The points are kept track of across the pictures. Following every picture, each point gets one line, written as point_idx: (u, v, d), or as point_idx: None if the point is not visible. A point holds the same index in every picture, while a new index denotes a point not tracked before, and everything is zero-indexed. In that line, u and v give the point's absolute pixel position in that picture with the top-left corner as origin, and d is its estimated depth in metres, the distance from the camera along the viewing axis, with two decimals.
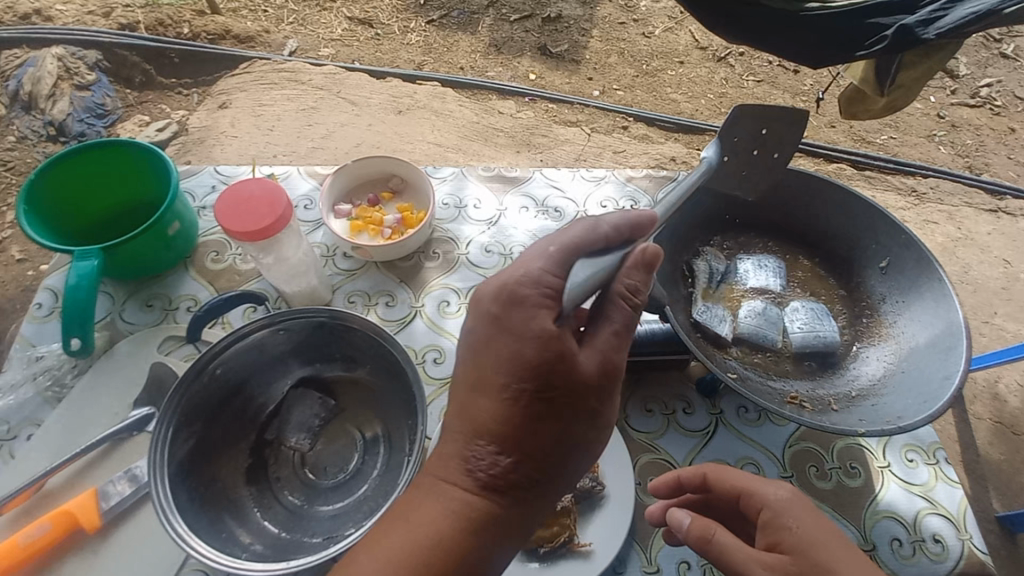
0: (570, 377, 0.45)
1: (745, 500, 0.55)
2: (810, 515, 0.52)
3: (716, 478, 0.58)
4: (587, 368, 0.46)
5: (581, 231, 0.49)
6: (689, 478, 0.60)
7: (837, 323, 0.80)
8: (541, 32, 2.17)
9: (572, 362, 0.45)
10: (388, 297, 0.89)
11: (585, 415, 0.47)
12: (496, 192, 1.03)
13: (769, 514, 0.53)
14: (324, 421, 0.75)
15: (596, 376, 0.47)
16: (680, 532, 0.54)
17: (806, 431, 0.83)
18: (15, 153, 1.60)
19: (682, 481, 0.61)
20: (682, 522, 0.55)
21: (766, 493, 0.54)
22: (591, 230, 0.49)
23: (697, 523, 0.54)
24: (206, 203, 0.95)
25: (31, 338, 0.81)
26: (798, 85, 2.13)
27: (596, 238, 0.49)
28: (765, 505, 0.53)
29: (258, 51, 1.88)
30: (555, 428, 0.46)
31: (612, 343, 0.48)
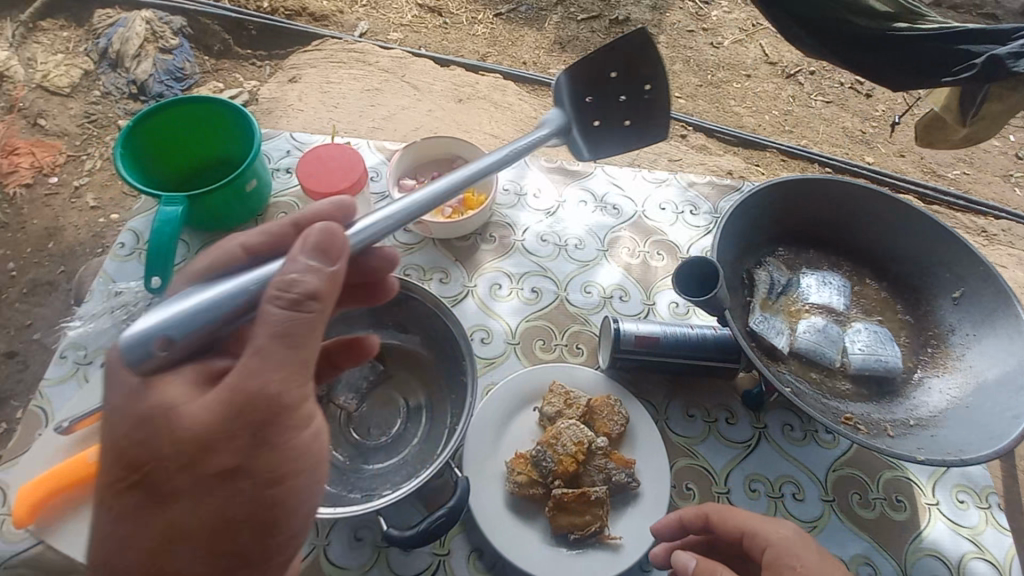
0: (165, 452, 0.40)
1: (748, 541, 0.59)
2: (812, 554, 0.56)
3: (717, 518, 0.61)
4: (194, 415, 0.40)
5: (211, 256, 0.48)
6: (688, 517, 0.63)
7: (899, 347, 0.80)
8: (607, 33, 2.16)
9: (164, 438, 0.40)
10: (442, 274, 0.91)
11: (231, 458, 0.41)
12: (557, 183, 1.03)
13: (772, 553, 0.56)
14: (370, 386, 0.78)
15: (223, 420, 0.40)
16: (686, 573, 0.58)
17: (853, 457, 0.80)
18: (99, 107, 1.67)
19: (682, 521, 0.64)
20: (687, 564, 0.58)
21: (768, 533, 0.58)
22: (229, 250, 0.49)
23: (703, 566, 0.57)
24: (280, 166, 0.99)
25: (112, 274, 0.86)
26: (870, 109, 2.05)
27: (228, 255, 0.49)
28: (768, 545, 0.57)
29: (331, 30, 1.94)
30: (185, 516, 0.41)
31: (251, 368, 0.40)
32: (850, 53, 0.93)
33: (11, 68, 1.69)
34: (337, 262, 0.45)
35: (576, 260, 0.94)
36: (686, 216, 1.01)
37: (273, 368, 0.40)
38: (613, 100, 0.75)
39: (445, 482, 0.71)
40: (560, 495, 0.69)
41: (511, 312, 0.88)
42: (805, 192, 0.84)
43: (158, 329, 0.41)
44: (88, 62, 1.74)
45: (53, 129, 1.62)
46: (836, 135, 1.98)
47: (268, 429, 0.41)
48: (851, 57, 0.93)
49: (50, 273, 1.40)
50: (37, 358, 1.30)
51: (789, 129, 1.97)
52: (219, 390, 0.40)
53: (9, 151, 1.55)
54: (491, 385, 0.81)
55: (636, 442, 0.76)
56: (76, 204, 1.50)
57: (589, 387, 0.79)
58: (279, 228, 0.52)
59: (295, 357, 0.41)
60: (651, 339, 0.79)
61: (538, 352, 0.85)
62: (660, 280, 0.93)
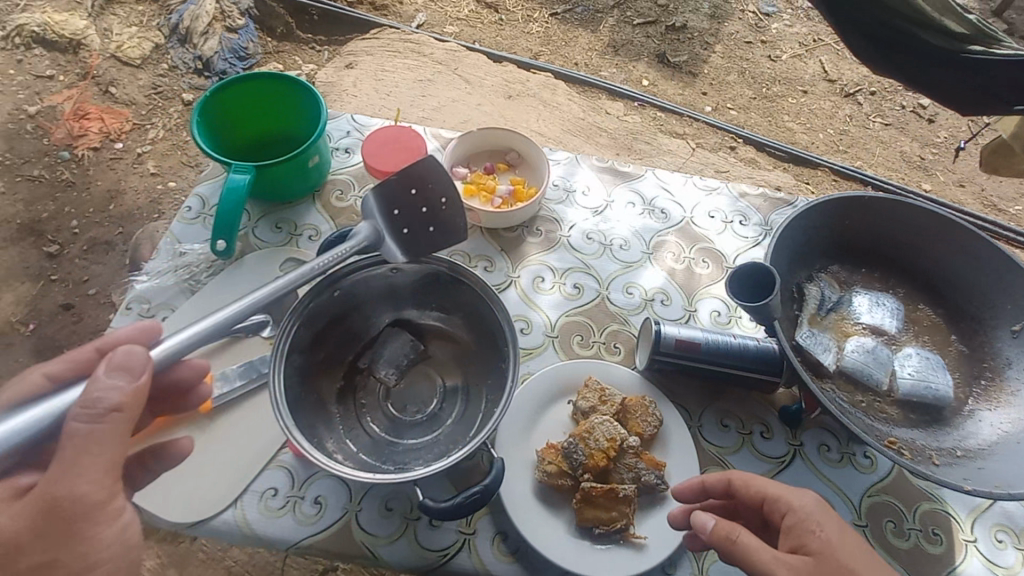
0: None
1: (767, 507, 0.59)
2: (836, 525, 0.56)
3: (740, 483, 0.61)
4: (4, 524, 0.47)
5: (19, 387, 0.57)
6: (711, 481, 0.63)
7: (952, 377, 0.78)
8: (662, 39, 2.14)
9: None
10: (487, 262, 0.92)
11: (41, 557, 0.48)
12: (606, 182, 1.04)
13: (793, 519, 0.57)
14: (410, 362, 0.78)
15: (31, 527, 0.47)
16: (704, 533, 0.58)
17: (891, 485, 0.78)
18: (166, 80, 1.73)
19: (704, 485, 0.64)
20: (705, 524, 0.58)
21: (790, 499, 0.58)
22: (33, 380, 0.58)
23: (721, 526, 0.57)
24: (340, 146, 1.02)
25: (178, 235, 0.91)
26: (932, 135, 1.98)
27: (34, 386, 0.57)
28: (789, 511, 0.57)
29: (389, 19, 1.98)
30: None
31: (53, 481, 0.47)
32: (907, 68, 0.92)
33: (89, 37, 1.73)
34: (143, 375, 0.51)
35: (620, 260, 0.95)
36: (734, 226, 1.00)
37: (83, 477, 0.48)
38: (416, 214, 0.77)
39: (477, 463, 0.73)
40: (589, 488, 0.69)
41: (552, 305, 0.89)
42: (863, 211, 0.84)
43: None
44: (160, 36, 1.78)
45: (122, 97, 1.67)
46: (892, 159, 1.91)
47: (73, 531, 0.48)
48: (907, 71, 0.93)
49: (109, 232, 1.47)
50: (91, 312, 1.38)
51: (843, 149, 1.91)
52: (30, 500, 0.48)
53: (80, 115, 1.62)
54: (527, 375, 0.82)
55: (668, 445, 0.76)
56: (138, 169, 1.57)
57: (625, 386, 0.80)
58: (84, 358, 0.61)
59: (108, 460, 0.49)
60: (691, 344, 0.78)
61: (576, 347, 0.86)
62: (703, 287, 0.93)
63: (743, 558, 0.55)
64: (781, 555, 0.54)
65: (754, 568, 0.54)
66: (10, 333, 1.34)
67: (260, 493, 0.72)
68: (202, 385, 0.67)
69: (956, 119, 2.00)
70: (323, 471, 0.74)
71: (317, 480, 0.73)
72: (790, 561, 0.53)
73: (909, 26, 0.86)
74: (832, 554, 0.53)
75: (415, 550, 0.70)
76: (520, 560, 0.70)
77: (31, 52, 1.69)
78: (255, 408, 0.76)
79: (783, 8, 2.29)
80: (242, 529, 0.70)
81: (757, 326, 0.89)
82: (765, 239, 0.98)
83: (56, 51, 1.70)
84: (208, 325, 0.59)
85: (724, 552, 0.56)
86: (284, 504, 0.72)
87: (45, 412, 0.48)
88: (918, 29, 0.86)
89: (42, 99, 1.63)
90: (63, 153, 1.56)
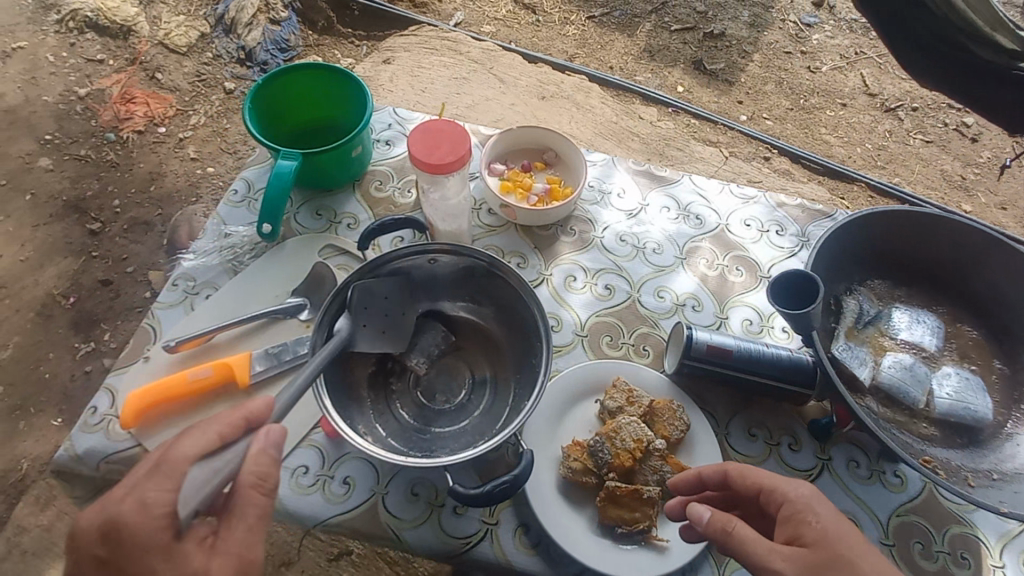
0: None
1: (764, 497, 0.58)
2: (836, 513, 0.54)
3: (737, 474, 0.60)
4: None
5: (194, 442, 0.50)
6: (708, 474, 0.63)
7: (992, 399, 0.77)
8: (699, 46, 2.13)
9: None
10: (520, 259, 0.93)
11: None
12: (642, 186, 1.04)
13: (789, 509, 0.55)
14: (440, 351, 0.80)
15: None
16: (700, 525, 0.58)
17: (921, 505, 0.76)
18: (209, 68, 1.78)
19: (701, 476, 0.64)
20: (700, 516, 0.58)
21: (786, 489, 0.56)
22: (208, 439, 0.50)
23: (716, 517, 0.57)
24: (381, 138, 1.05)
25: (223, 217, 0.94)
26: (974, 155, 1.92)
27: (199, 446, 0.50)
28: (785, 501, 0.56)
29: (428, 17, 2.01)
30: None
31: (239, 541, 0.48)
32: (969, 85, 0.89)
33: (138, 24, 1.79)
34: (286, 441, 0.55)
35: (653, 264, 0.95)
36: (770, 235, 0.99)
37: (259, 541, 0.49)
38: (382, 314, 0.74)
39: (503, 455, 0.74)
40: (614, 487, 0.70)
41: (583, 305, 0.90)
42: (906, 228, 0.83)
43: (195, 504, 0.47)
44: (206, 25, 1.83)
45: (167, 83, 1.73)
46: (932, 177, 1.87)
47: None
48: (971, 88, 0.89)
49: (148, 213, 1.52)
50: (127, 289, 1.43)
51: (881, 165, 1.87)
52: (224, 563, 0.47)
53: (127, 99, 1.68)
54: (556, 372, 0.83)
55: (694, 451, 0.75)
56: (178, 154, 1.62)
57: (653, 388, 0.80)
58: (227, 423, 0.52)
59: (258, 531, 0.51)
60: (722, 350, 0.78)
61: (605, 347, 0.86)
62: (736, 295, 0.92)
63: (739, 548, 0.54)
64: (776, 546, 0.53)
65: (749, 560, 0.53)
66: (51, 304, 1.40)
67: (291, 471, 0.74)
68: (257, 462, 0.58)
69: (1000, 139, 1.94)
70: (353, 453, 0.76)
71: (347, 461, 0.75)
72: (785, 552, 0.52)
73: (964, 40, 0.85)
74: (828, 544, 0.51)
75: (439, 537, 0.72)
76: (541, 553, 0.71)
77: (83, 37, 1.76)
78: None
79: (826, 19, 2.25)
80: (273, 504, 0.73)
81: (789, 337, 0.88)
82: (801, 251, 0.97)
83: (107, 36, 1.77)
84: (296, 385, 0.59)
85: (720, 543, 0.56)
86: (314, 482, 0.74)
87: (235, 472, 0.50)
88: (973, 44, 0.85)
89: (92, 82, 1.69)
90: (109, 135, 1.62)
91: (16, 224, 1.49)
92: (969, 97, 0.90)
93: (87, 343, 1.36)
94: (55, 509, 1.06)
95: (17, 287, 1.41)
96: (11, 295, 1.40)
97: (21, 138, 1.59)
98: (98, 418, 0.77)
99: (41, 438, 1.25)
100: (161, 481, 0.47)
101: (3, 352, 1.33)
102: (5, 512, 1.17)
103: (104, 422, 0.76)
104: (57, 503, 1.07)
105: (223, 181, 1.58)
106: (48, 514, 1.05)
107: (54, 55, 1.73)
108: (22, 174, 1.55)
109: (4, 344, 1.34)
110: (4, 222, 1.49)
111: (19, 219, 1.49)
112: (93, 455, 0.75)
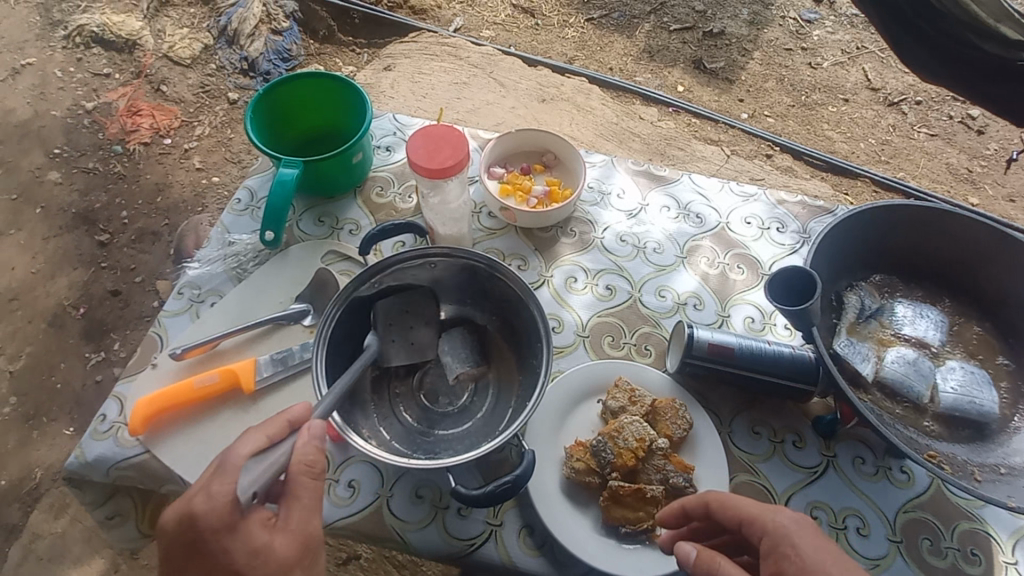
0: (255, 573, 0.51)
1: (746, 528, 0.57)
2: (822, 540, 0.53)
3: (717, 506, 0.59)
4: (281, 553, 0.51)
5: (252, 441, 0.54)
6: (691, 507, 0.62)
7: (998, 394, 0.77)
8: (699, 45, 2.13)
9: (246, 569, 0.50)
10: (521, 261, 0.94)
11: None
12: (641, 186, 1.04)
13: (769, 543, 0.55)
14: (467, 349, 0.80)
15: (295, 555, 0.52)
16: (689, 564, 0.57)
17: (930, 502, 0.76)
18: (213, 79, 1.80)
19: (685, 509, 0.63)
20: (688, 554, 0.57)
21: (766, 520, 0.56)
22: (256, 440, 0.54)
23: (702, 558, 0.56)
24: (382, 144, 1.06)
25: (228, 225, 0.95)
26: (981, 148, 1.91)
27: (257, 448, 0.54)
28: (766, 534, 0.55)
29: (427, 23, 2.02)
30: None
31: (300, 517, 0.53)
32: (979, 82, 0.87)
33: (143, 38, 1.82)
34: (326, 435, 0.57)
35: (654, 263, 0.95)
36: (771, 233, 0.99)
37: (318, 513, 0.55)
38: (408, 328, 0.77)
39: (506, 456, 0.74)
40: (617, 487, 0.70)
41: (584, 305, 0.90)
42: (910, 222, 0.82)
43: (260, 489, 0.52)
44: (209, 37, 1.85)
45: (172, 95, 1.75)
46: (938, 171, 1.85)
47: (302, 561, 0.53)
48: (981, 87, 0.88)
49: (156, 223, 1.54)
50: (137, 299, 1.45)
51: (885, 159, 1.86)
52: (288, 534, 0.52)
53: (133, 111, 1.70)
54: (558, 372, 0.83)
55: (698, 449, 0.75)
56: (184, 164, 1.64)
57: (655, 388, 0.80)
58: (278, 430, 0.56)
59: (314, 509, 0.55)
60: (724, 349, 0.78)
61: (606, 348, 0.86)
62: (738, 293, 0.92)
63: None
64: None
65: None
66: (62, 315, 1.42)
67: None
68: None
69: (1007, 131, 1.92)
70: (358, 456, 0.76)
71: (352, 464, 0.76)
72: None
73: (967, 35, 0.84)
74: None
75: (445, 539, 0.72)
76: (546, 553, 0.71)
77: (90, 51, 1.79)
78: (294, 393, 0.79)
79: (826, 15, 2.24)
80: None
81: (791, 334, 0.88)
82: (803, 247, 0.97)
83: (113, 50, 1.79)
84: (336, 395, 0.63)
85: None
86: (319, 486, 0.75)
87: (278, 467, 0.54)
88: (976, 38, 0.83)
89: (99, 96, 1.72)
90: (116, 147, 1.64)
91: (27, 236, 1.51)
92: (979, 95, 0.89)
93: (97, 352, 1.38)
94: (68, 516, 1.08)
95: (29, 298, 1.44)
96: (23, 306, 1.43)
97: (32, 151, 1.62)
98: (108, 426, 0.78)
99: (54, 446, 1.27)
100: (223, 478, 0.51)
101: (17, 363, 1.35)
102: (20, 519, 1.19)
103: (114, 429, 0.77)
104: (70, 510, 1.09)
105: (228, 190, 1.60)
106: (63, 521, 1.07)
107: (62, 70, 1.76)
108: (33, 187, 1.58)
109: (16, 354, 1.37)
110: (15, 235, 1.51)
111: (30, 231, 1.52)
112: (103, 462, 0.76)
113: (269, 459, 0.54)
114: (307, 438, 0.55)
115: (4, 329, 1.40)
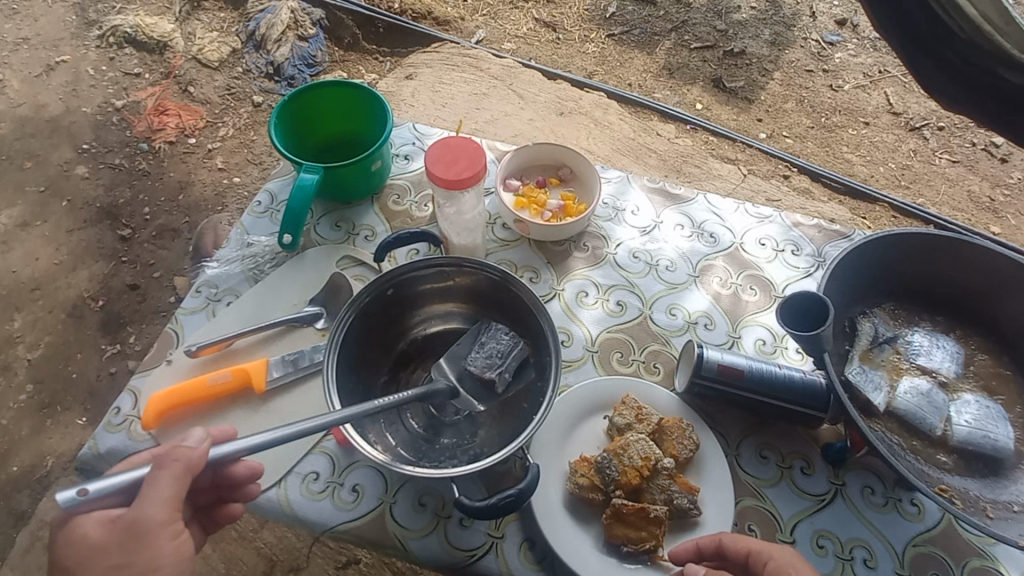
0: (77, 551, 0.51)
1: (754, 559, 0.60)
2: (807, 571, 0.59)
3: (730, 540, 0.63)
4: (122, 543, 0.51)
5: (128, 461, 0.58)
6: (704, 542, 0.65)
7: (1013, 429, 0.75)
8: (719, 64, 2.13)
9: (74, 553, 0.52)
10: (532, 273, 0.94)
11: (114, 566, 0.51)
12: (656, 204, 1.04)
13: (774, 566, 0.59)
14: (517, 362, 0.73)
15: (113, 539, 0.51)
16: None
17: (941, 536, 0.74)
18: (239, 82, 1.84)
19: (699, 546, 0.65)
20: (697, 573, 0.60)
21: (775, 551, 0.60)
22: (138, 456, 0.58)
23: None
24: (401, 152, 1.07)
25: (247, 227, 0.97)
26: (1003, 175, 1.88)
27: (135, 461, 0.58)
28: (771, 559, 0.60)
29: (450, 34, 2.04)
30: None
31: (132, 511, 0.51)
32: (1005, 113, 0.72)
33: (174, 40, 1.87)
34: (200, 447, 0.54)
35: (665, 281, 0.95)
36: (786, 255, 0.98)
37: (152, 501, 0.51)
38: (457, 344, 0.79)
39: (511, 468, 0.75)
40: (621, 505, 0.69)
41: (593, 320, 0.90)
42: (928, 252, 0.81)
43: (117, 497, 0.52)
44: (238, 41, 1.91)
45: (199, 96, 1.80)
46: (959, 198, 1.83)
47: (138, 552, 0.51)
48: (1009, 120, 0.72)
49: (176, 220, 1.57)
50: (154, 293, 1.48)
51: (905, 184, 1.85)
52: (129, 527, 0.50)
53: (160, 110, 1.75)
54: (565, 386, 0.83)
55: (703, 470, 0.75)
56: (207, 164, 1.67)
57: (662, 407, 0.80)
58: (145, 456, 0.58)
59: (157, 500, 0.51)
60: (734, 370, 0.77)
61: (615, 363, 0.86)
62: (750, 314, 0.92)
63: None
64: None
65: None
66: (81, 306, 1.45)
67: (303, 476, 0.76)
68: (252, 484, 0.69)
69: None
70: (363, 461, 0.77)
71: (356, 468, 0.77)
72: None
73: (993, 64, 0.69)
74: None
75: (445, 548, 0.72)
76: (546, 569, 0.71)
77: (122, 51, 1.85)
78: (305, 394, 0.80)
79: (849, 38, 2.23)
80: (284, 509, 0.74)
81: (803, 359, 0.87)
82: (817, 271, 0.97)
83: (145, 51, 1.85)
84: (354, 411, 0.59)
85: None
86: (325, 489, 0.75)
87: (125, 481, 0.52)
88: (1003, 68, 0.68)
89: (128, 94, 1.77)
90: (142, 145, 1.69)
91: (53, 228, 1.55)
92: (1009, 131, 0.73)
93: (112, 345, 1.41)
94: None
95: (50, 289, 1.47)
96: (44, 296, 1.46)
97: (61, 146, 1.67)
98: (121, 419, 0.79)
99: (66, 435, 1.29)
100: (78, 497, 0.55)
101: (35, 351, 1.39)
102: (28, 506, 1.20)
103: (126, 423, 0.79)
104: None
105: (248, 191, 1.63)
106: None
107: (94, 68, 1.81)
108: (60, 180, 1.62)
109: (35, 343, 1.40)
110: (40, 227, 1.56)
111: (55, 223, 1.56)
112: (114, 454, 0.77)
113: (120, 478, 0.51)
114: (183, 442, 0.54)
115: (25, 318, 1.43)
